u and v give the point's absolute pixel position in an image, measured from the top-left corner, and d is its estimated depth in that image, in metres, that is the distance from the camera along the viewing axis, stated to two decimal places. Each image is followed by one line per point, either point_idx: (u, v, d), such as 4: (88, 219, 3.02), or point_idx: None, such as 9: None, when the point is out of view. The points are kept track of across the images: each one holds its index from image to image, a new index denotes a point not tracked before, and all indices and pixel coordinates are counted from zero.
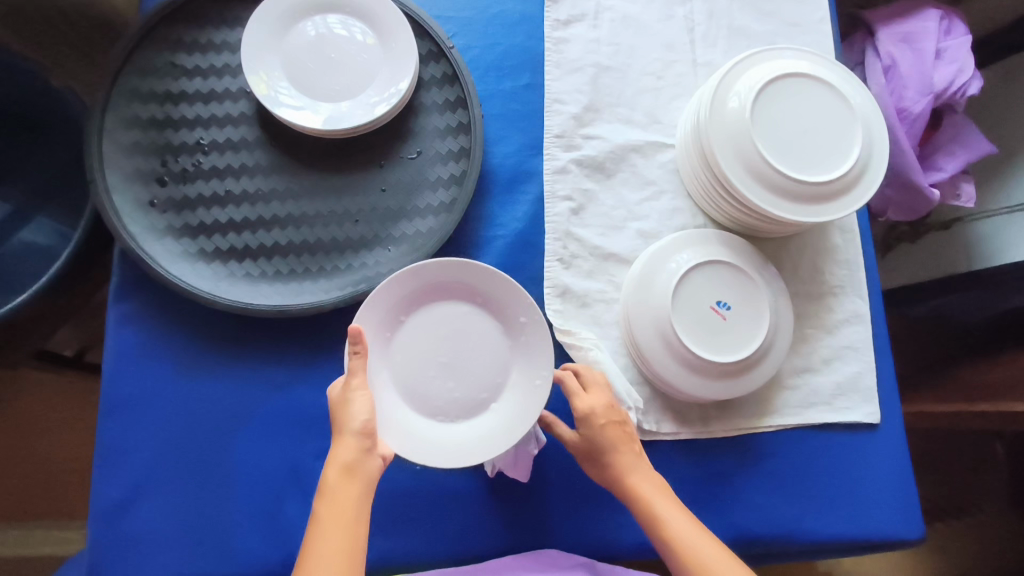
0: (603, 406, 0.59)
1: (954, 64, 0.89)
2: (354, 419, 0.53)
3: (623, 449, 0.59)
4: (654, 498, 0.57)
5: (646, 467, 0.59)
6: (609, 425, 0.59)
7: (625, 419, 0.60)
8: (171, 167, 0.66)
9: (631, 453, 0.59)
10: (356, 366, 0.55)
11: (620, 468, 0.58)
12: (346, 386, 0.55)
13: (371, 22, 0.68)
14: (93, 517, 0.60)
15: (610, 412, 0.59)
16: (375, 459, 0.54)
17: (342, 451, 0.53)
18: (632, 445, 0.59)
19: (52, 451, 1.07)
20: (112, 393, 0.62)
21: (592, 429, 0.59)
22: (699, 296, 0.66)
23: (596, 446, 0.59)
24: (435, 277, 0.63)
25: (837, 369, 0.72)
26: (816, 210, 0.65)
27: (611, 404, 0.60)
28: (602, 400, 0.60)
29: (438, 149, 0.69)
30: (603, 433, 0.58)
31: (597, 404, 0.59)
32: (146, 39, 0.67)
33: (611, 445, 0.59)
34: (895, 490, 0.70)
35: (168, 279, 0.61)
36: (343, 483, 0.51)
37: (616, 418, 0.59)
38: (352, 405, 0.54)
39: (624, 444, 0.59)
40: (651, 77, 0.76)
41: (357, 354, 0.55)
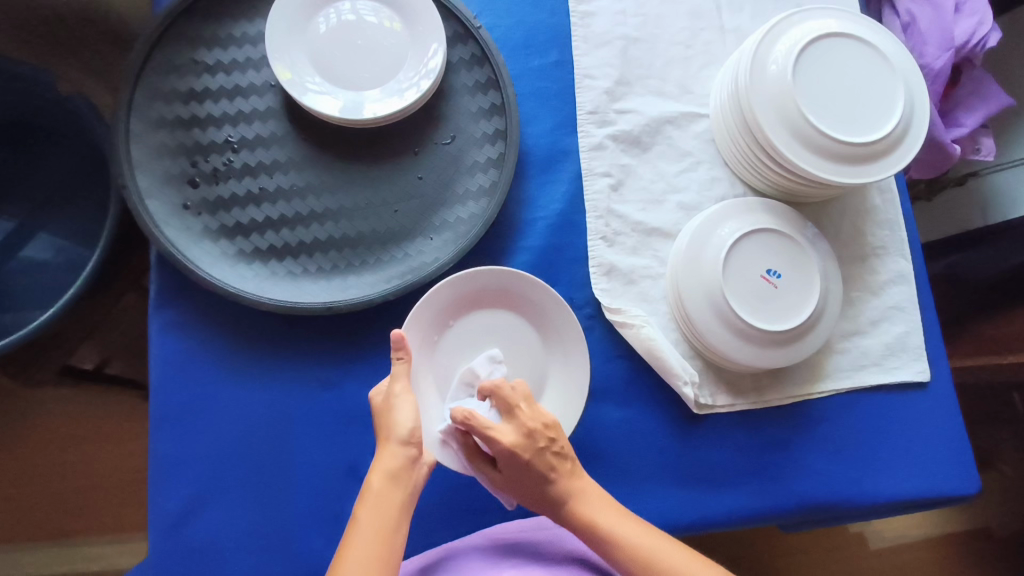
0: (522, 439, 0.52)
1: (974, 17, 0.83)
2: (400, 426, 0.51)
3: (559, 476, 0.53)
4: (598, 514, 0.52)
5: (590, 487, 0.54)
6: (536, 456, 0.52)
7: (555, 438, 0.53)
8: (202, 167, 0.64)
9: (566, 478, 0.53)
10: (399, 371, 0.54)
11: (562, 494, 0.53)
12: (389, 393, 0.54)
13: (396, 6, 0.66)
14: (154, 530, 0.59)
15: (533, 441, 0.52)
16: (420, 466, 0.52)
17: (387, 458, 0.50)
18: (567, 467, 0.53)
19: (78, 465, 1.05)
20: (162, 402, 0.61)
21: (518, 466, 0.52)
22: (749, 266, 0.65)
23: (526, 479, 0.53)
24: (482, 283, 0.64)
25: (885, 330, 0.71)
26: (862, 172, 0.64)
27: (531, 429, 0.52)
28: (517, 429, 0.52)
29: (473, 132, 0.68)
30: (531, 468, 0.52)
31: (513, 436, 0.52)
32: (165, 36, 0.64)
33: (544, 477, 0.52)
34: (951, 447, 0.69)
35: (213, 282, 0.60)
36: (387, 489, 0.49)
37: (541, 444, 0.52)
38: (397, 411, 0.52)
39: (557, 469, 0.53)
40: (680, 47, 0.74)
41: (400, 359, 0.54)
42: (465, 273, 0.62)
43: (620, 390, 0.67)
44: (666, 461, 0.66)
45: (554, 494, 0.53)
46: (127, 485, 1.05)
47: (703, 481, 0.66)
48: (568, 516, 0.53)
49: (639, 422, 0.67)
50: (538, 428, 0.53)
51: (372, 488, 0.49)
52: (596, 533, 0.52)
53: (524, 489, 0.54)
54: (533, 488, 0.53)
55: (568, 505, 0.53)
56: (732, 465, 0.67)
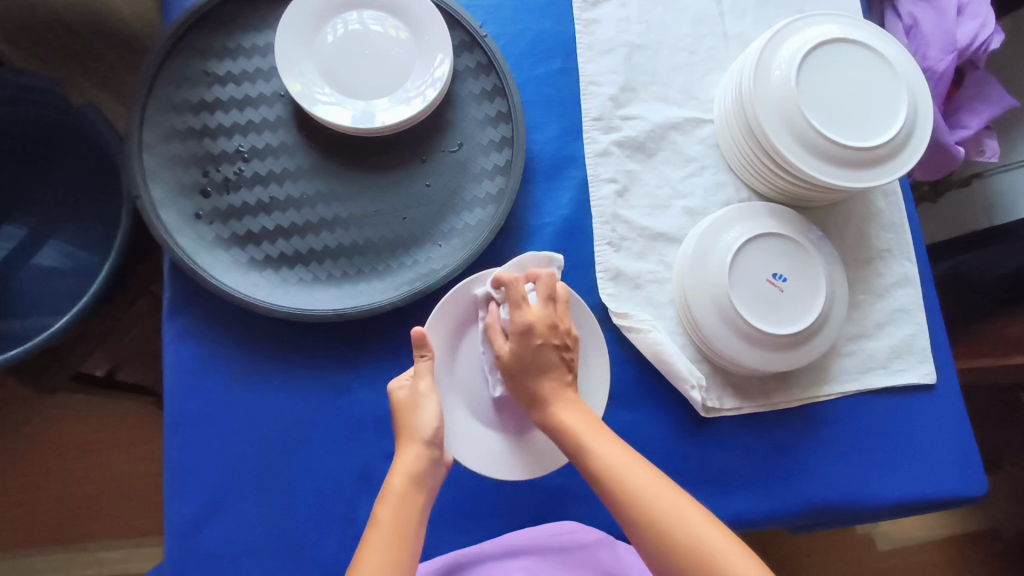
0: (546, 324, 0.57)
1: (976, 20, 0.82)
2: (424, 425, 0.53)
3: (558, 377, 0.57)
4: (581, 432, 0.53)
5: (581, 405, 0.56)
6: (548, 347, 0.56)
7: (570, 347, 0.58)
8: (213, 177, 0.65)
9: (559, 385, 0.56)
10: (422, 368, 0.56)
11: (550, 395, 0.56)
12: (415, 389, 0.55)
13: (403, 16, 0.67)
14: (168, 536, 0.60)
15: (551, 333, 0.57)
16: (440, 467, 0.53)
17: (410, 459, 0.52)
18: (567, 375, 0.57)
19: (91, 470, 1.06)
20: (176, 409, 0.62)
21: (528, 347, 0.56)
22: (755, 270, 0.65)
23: (531, 364, 0.56)
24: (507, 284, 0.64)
25: (892, 333, 0.72)
26: (865, 175, 0.65)
27: (556, 323, 0.57)
28: (548, 315, 0.57)
29: (480, 139, 0.69)
30: (539, 354, 0.56)
31: (541, 317, 0.57)
32: (176, 48, 0.65)
33: (544, 366, 0.56)
34: (958, 449, 0.69)
35: (225, 289, 0.60)
36: (409, 490, 0.50)
37: (557, 341, 0.57)
38: (421, 410, 0.54)
39: (558, 371, 0.57)
40: (684, 53, 0.75)
41: (424, 357, 0.56)
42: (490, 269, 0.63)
43: (628, 394, 0.68)
44: (674, 464, 0.66)
45: (546, 390, 0.56)
46: (139, 490, 1.06)
47: (711, 484, 0.66)
48: (549, 419, 0.55)
49: (646, 426, 0.67)
50: (562, 327, 0.58)
51: (393, 489, 0.50)
52: (576, 442, 0.53)
53: (514, 375, 0.57)
54: (525, 374, 0.56)
55: (552, 408, 0.55)
56: (739, 467, 0.67)
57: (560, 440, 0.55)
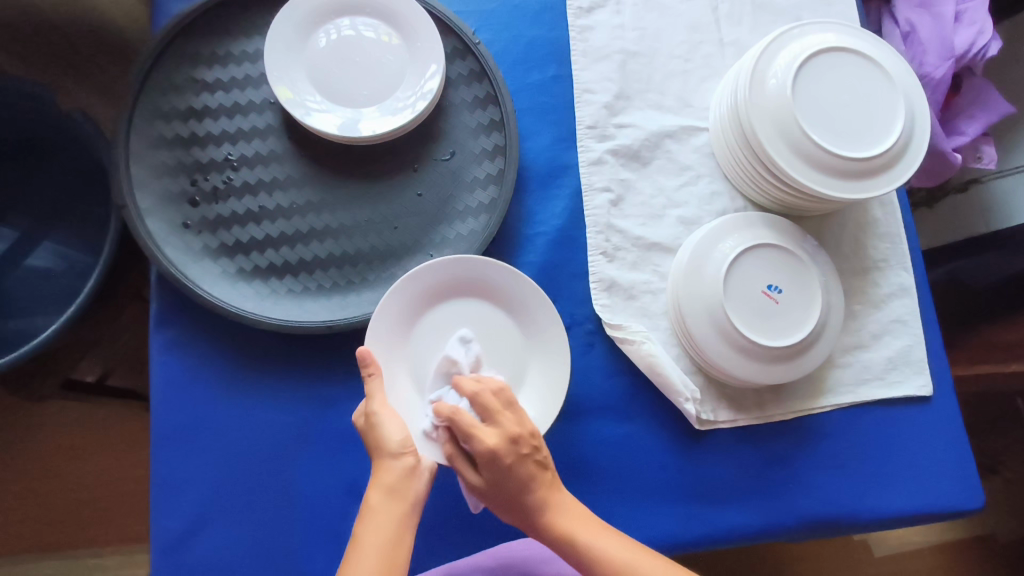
0: (506, 443, 0.51)
1: (974, 26, 0.81)
2: (389, 441, 0.51)
3: (539, 486, 0.51)
4: (583, 533, 0.50)
5: (572, 503, 0.52)
6: (518, 462, 0.51)
7: (539, 447, 0.52)
8: (202, 186, 0.64)
9: (546, 489, 0.52)
10: (373, 388, 0.54)
11: (542, 505, 0.51)
12: (368, 412, 0.53)
13: (394, 23, 0.66)
14: (155, 551, 0.59)
15: (517, 447, 0.51)
16: (421, 476, 0.52)
17: (384, 474, 0.50)
18: (547, 477, 0.52)
19: (83, 478, 1.05)
20: (164, 421, 0.61)
21: (499, 472, 0.51)
22: (749, 281, 0.65)
23: (507, 486, 0.51)
24: (448, 274, 0.63)
25: (888, 344, 0.71)
26: (863, 187, 0.64)
27: (516, 436, 0.51)
28: (501, 433, 0.51)
29: (472, 148, 0.68)
30: (512, 473, 0.50)
31: (497, 438, 0.51)
32: (164, 55, 0.64)
33: (523, 485, 0.51)
34: (954, 461, 0.69)
35: (213, 302, 0.59)
36: (386, 503, 0.49)
37: (524, 451, 0.51)
38: (384, 427, 0.52)
39: (538, 479, 0.51)
40: (679, 60, 0.74)
41: (372, 376, 0.54)
42: (422, 267, 0.61)
43: (621, 407, 0.67)
44: (667, 477, 0.66)
45: (534, 503, 0.51)
46: (132, 497, 1.05)
47: (705, 496, 0.66)
48: (544, 530, 0.51)
49: (640, 438, 0.66)
50: (523, 434, 0.52)
51: (371, 506, 0.49)
52: (572, 547, 0.50)
53: (503, 500, 0.52)
54: (507, 497, 0.51)
55: (546, 520, 0.51)
56: (734, 480, 0.66)
57: (556, 549, 0.51)
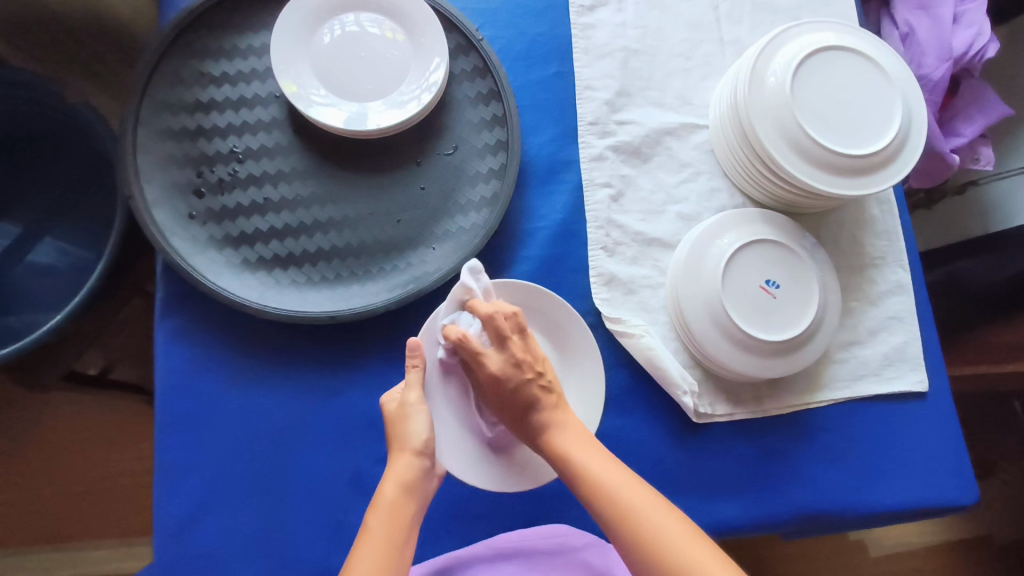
0: (509, 365, 0.53)
1: (971, 28, 0.83)
2: (415, 437, 0.53)
3: (540, 407, 0.53)
4: (575, 455, 0.52)
5: (574, 424, 0.54)
6: (520, 384, 0.53)
7: (542, 372, 0.54)
8: (208, 178, 0.65)
9: (549, 411, 0.54)
10: (413, 380, 0.56)
11: (541, 425, 0.54)
12: (404, 401, 0.55)
13: (399, 19, 0.67)
14: (158, 536, 0.59)
15: (520, 370, 0.53)
16: (432, 479, 0.54)
17: (401, 469, 0.52)
18: (552, 400, 0.54)
19: (85, 470, 1.05)
20: (169, 408, 0.62)
21: (503, 393, 0.54)
22: (748, 276, 0.65)
23: (512, 407, 0.54)
24: (496, 298, 0.64)
25: (884, 341, 0.72)
26: (859, 184, 0.65)
27: (521, 360, 0.53)
28: (506, 357, 0.53)
29: (475, 142, 0.69)
30: (515, 395, 0.53)
31: (500, 362, 0.53)
32: (172, 48, 0.65)
33: (526, 404, 0.53)
34: (949, 457, 0.70)
35: (217, 291, 0.60)
36: (402, 500, 0.50)
37: (529, 375, 0.53)
38: (411, 421, 0.54)
39: (542, 401, 0.54)
40: (680, 59, 0.75)
41: (414, 367, 0.56)
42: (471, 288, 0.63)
43: (620, 399, 0.68)
44: (665, 469, 0.66)
45: (536, 424, 0.54)
46: (133, 489, 1.05)
47: (701, 489, 0.66)
48: (542, 448, 0.54)
49: (639, 431, 0.67)
50: (526, 359, 0.54)
51: (384, 497, 0.50)
52: (568, 465, 0.52)
53: (509, 417, 0.55)
54: (512, 412, 0.54)
55: (545, 437, 0.53)
56: (730, 473, 0.67)
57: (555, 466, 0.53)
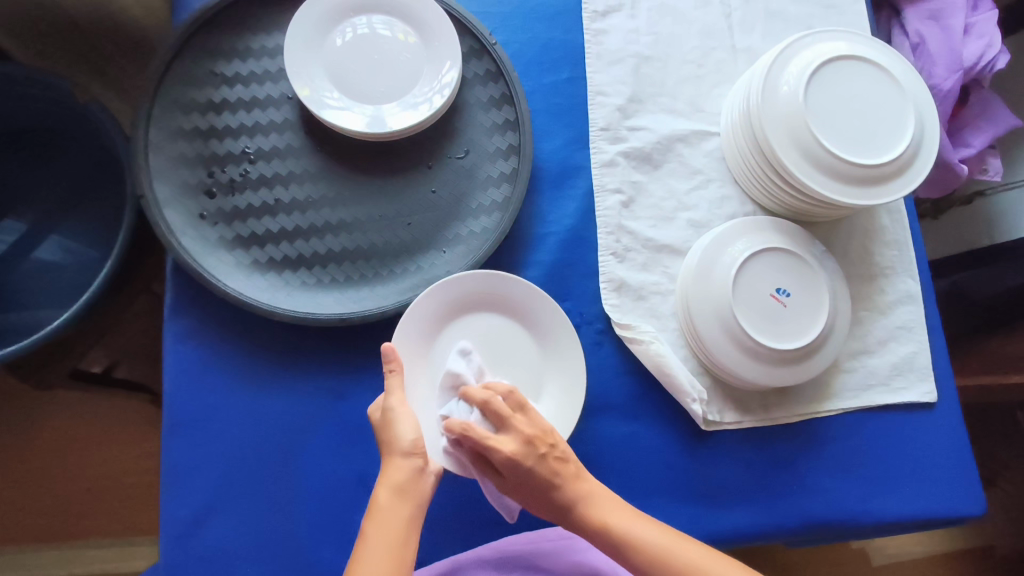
0: (523, 446, 0.50)
1: (982, 39, 0.83)
2: (402, 439, 0.52)
3: (563, 481, 0.51)
4: (615, 521, 0.52)
5: (600, 491, 0.53)
6: (538, 461, 0.51)
7: (555, 443, 0.52)
8: (219, 178, 0.65)
9: (572, 481, 0.52)
10: (393, 385, 0.54)
11: (572, 501, 0.52)
12: (386, 408, 0.53)
13: (413, 22, 0.67)
14: (165, 537, 0.59)
15: (534, 448, 0.51)
16: (428, 477, 0.52)
17: (393, 472, 0.51)
18: (571, 469, 0.52)
19: (87, 468, 1.05)
20: (177, 408, 0.62)
21: (521, 475, 0.51)
22: (759, 284, 0.65)
23: (533, 486, 0.51)
24: (470, 289, 0.64)
25: (893, 351, 0.72)
26: (871, 194, 0.65)
27: (531, 436, 0.51)
28: (517, 436, 0.51)
29: (486, 146, 0.68)
30: (535, 473, 0.51)
31: (512, 444, 0.50)
32: (186, 48, 0.65)
33: (547, 483, 0.51)
34: (957, 468, 0.69)
35: (227, 291, 0.60)
36: (395, 504, 0.49)
37: (542, 451, 0.51)
38: (398, 425, 0.52)
39: (562, 474, 0.51)
40: (692, 66, 0.75)
41: (392, 373, 0.54)
42: (446, 281, 0.62)
43: (628, 406, 0.68)
44: (673, 477, 0.66)
45: (564, 501, 0.51)
46: (136, 488, 1.05)
47: (709, 496, 0.66)
48: (577, 521, 0.52)
49: (647, 438, 0.67)
50: (536, 434, 0.51)
51: (379, 504, 0.49)
52: (606, 534, 0.51)
53: (531, 497, 0.52)
54: (537, 493, 0.52)
55: (578, 511, 0.51)
56: (737, 482, 0.67)
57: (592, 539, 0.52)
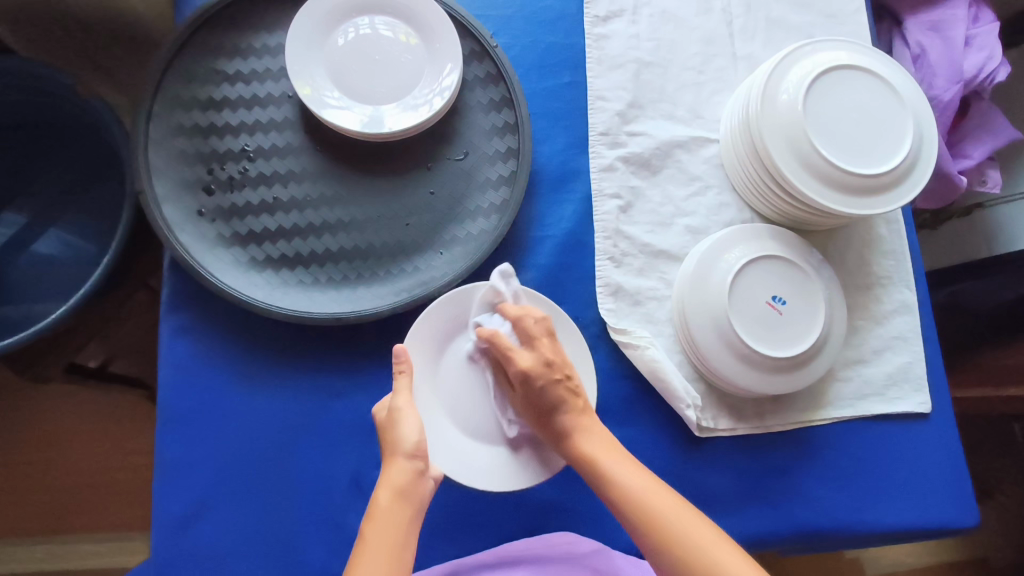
0: (540, 365, 0.57)
1: (983, 51, 0.83)
2: (406, 440, 0.52)
3: (567, 407, 0.57)
4: (603, 461, 0.55)
5: (598, 430, 0.57)
6: (549, 384, 0.56)
7: (570, 375, 0.58)
8: (218, 175, 0.65)
9: (575, 414, 0.57)
10: (400, 385, 0.55)
11: (569, 428, 0.56)
12: (392, 407, 0.54)
13: (415, 24, 0.67)
14: (157, 533, 0.59)
15: (548, 372, 0.57)
16: (428, 481, 0.52)
17: (396, 473, 0.51)
18: (579, 403, 0.57)
19: (81, 463, 1.05)
20: (171, 403, 0.62)
21: (531, 391, 0.57)
22: (756, 291, 0.65)
23: (539, 405, 0.57)
24: (482, 299, 0.64)
25: (888, 360, 0.72)
26: (869, 204, 0.65)
27: (551, 360, 0.57)
28: (537, 357, 0.57)
29: (486, 149, 0.69)
30: (544, 394, 0.56)
31: (532, 361, 0.57)
32: (187, 45, 0.65)
33: (554, 402, 0.57)
34: (952, 479, 0.69)
35: (223, 288, 0.60)
36: (397, 506, 0.49)
37: (557, 376, 0.57)
38: (402, 425, 0.53)
39: (568, 402, 0.57)
40: (692, 72, 0.75)
41: (402, 373, 0.55)
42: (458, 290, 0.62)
43: (622, 411, 0.68)
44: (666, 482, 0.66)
45: (563, 425, 0.56)
46: (128, 484, 1.05)
47: (702, 504, 0.66)
48: (569, 449, 0.56)
49: (640, 442, 0.67)
50: (556, 360, 0.57)
51: (379, 505, 0.49)
52: (593, 468, 0.55)
53: (535, 417, 0.58)
54: (541, 413, 0.57)
55: (572, 439, 0.56)
56: (730, 489, 0.67)
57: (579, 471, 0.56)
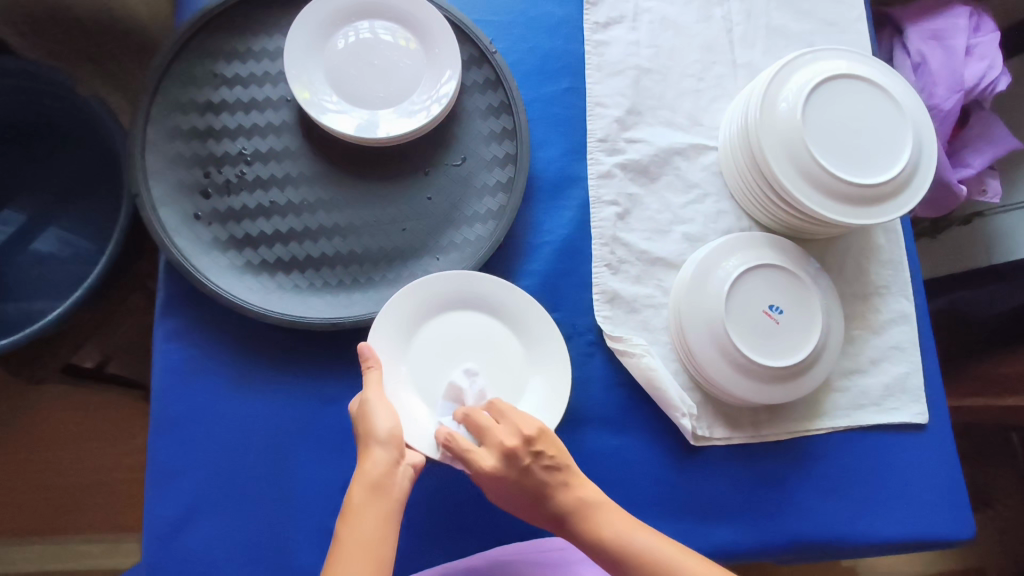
0: (500, 459, 0.53)
1: (984, 61, 0.83)
2: (378, 429, 0.52)
3: (554, 488, 0.52)
4: (622, 533, 0.51)
5: (602, 500, 0.53)
6: (521, 475, 0.53)
7: (540, 452, 0.53)
8: (215, 178, 0.65)
9: (563, 490, 0.52)
10: (370, 379, 0.55)
11: (567, 508, 0.52)
12: (362, 400, 0.54)
13: (414, 29, 0.67)
14: (148, 536, 0.59)
15: (514, 462, 0.53)
16: (403, 468, 0.52)
17: (370, 465, 0.51)
18: (563, 477, 0.53)
19: (77, 462, 1.05)
20: (164, 405, 0.61)
21: (508, 487, 0.53)
22: (752, 301, 0.65)
23: (526, 495, 0.53)
24: (446, 291, 0.63)
25: (885, 370, 0.71)
26: (867, 213, 0.64)
27: (511, 449, 0.53)
28: (495, 450, 0.53)
29: (484, 154, 0.68)
30: (522, 484, 0.52)
31: (491, 459, 0.53)
32: (185, 48, 0.65)
33: (537, 490, 0.52)
34: (948, 490, 0.69)
35: (218, 292, 0.60)
36: (370, 499, 0.49)
37: (526, 461, 0.52)
38: (374, 416, 0.53)
39: (551, 484, 0.52)
40: (692, 79, 0.75)
41: (371, 368, 0.56)
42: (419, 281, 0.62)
43: (617, 418, 0.67)
44: (660, 491, 0.66)
45: (557, 507, 0.52)
46: (123, 485, 1.05)
47: (696, 512, 0.66)
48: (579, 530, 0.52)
49: (635, 450, 0.67)
50: (517, 446, 0.53)
51: (355, 501, 0.49)
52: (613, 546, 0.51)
53: (528, 504, 0.54)
54: (533, 500, 0.53)
55: (576, 518, 0.52)
56: (724, 499, 0.67)
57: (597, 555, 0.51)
